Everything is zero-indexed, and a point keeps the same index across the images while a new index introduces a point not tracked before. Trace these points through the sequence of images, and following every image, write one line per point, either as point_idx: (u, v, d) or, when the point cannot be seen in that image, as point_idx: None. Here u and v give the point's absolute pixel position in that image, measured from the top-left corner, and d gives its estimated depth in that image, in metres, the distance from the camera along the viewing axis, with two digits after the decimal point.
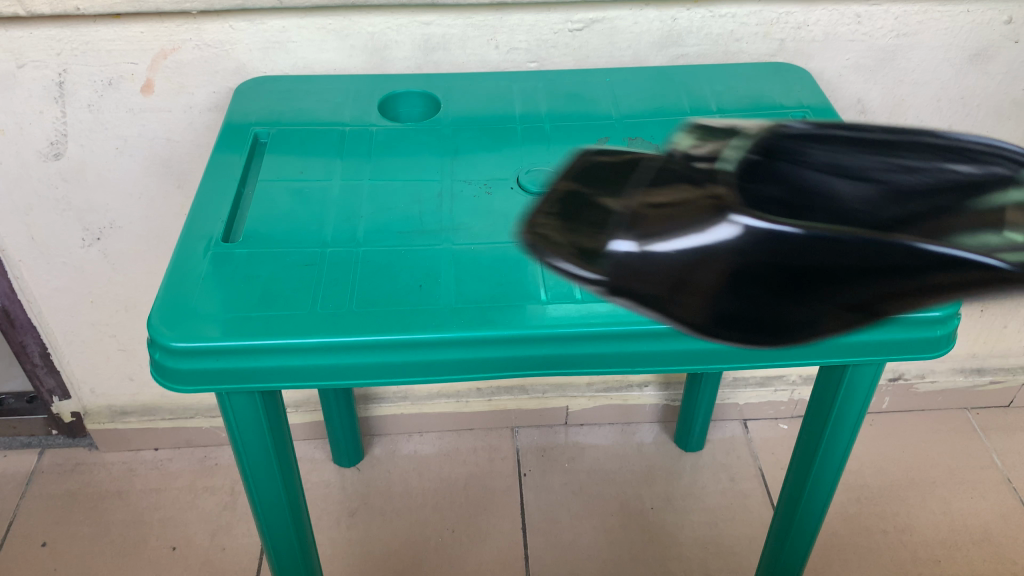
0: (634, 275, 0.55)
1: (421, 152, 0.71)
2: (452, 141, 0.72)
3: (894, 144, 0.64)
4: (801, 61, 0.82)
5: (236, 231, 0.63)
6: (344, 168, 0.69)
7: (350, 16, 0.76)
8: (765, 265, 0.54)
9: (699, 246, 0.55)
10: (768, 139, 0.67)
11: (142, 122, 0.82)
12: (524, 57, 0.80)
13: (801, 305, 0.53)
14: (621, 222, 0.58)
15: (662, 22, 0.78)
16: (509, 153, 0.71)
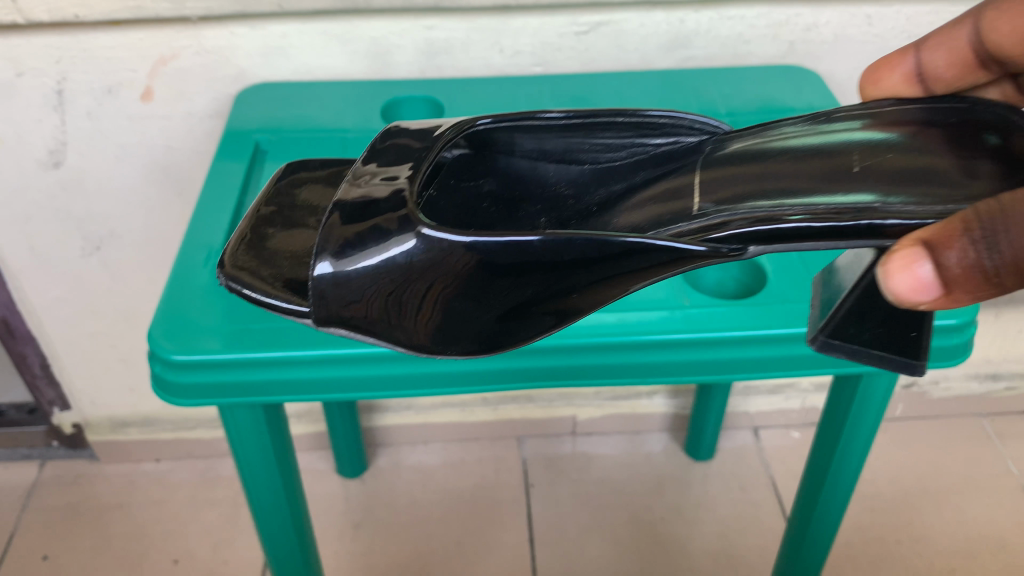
0: (341, 303, 0.45)
1: None
2: None
3: (587, 124, 0.57)
4: (811, 62, 0.80)
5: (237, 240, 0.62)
6: None
7: (351, 20, 0.74)
8: (435, 286, 0.45)
9: (376, 268, 0.45)
10: (391, 135, 0.54)
11: (141, 129, 0.81)
12: (530, 61, 0.79)
13: (528, 317, 0.46)
14: (336, 237, 0.45)
15: (670, 25, 0.76)
16: None
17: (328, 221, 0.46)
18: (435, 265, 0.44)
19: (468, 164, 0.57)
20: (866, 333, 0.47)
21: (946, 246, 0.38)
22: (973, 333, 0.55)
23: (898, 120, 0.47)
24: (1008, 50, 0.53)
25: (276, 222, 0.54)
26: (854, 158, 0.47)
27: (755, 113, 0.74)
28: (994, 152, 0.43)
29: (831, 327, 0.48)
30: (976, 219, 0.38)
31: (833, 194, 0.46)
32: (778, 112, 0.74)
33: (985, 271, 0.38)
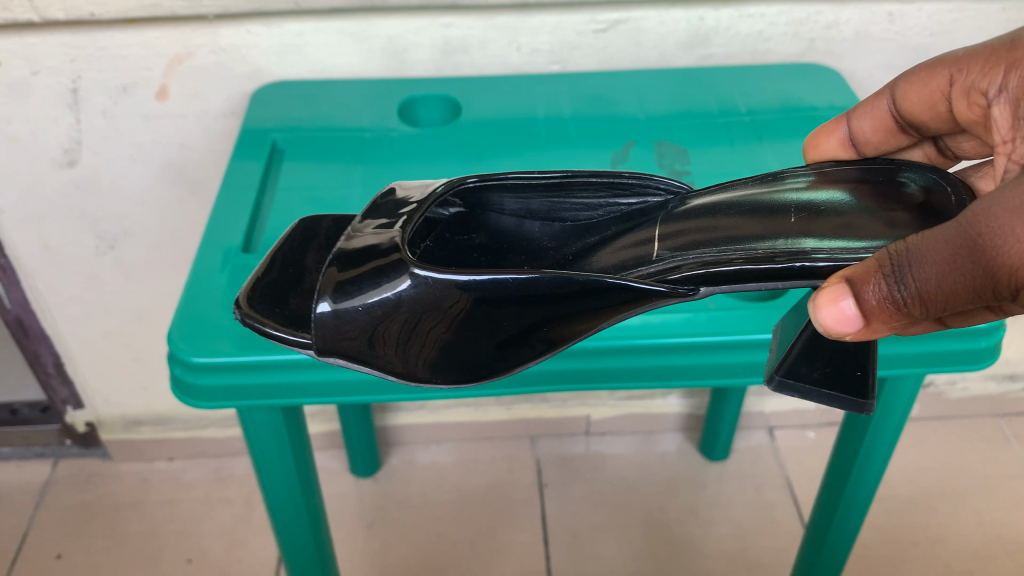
0: (340, 335, 0.46)
1: (442, 158, 0.69)
2: (473, 144, 0.70)
3: (563, 184, 0.57)
4: (831, 60, 0.79)
5: (254, 241, 0.61)
6: (365, 173, 0.67)
7: (368, 18, 0.73)
8: (429, 323, 0.47)
9: (372, 307, 0.46)
10: (384, 199, 0.54)
11: (156, 128, 0.80)
12: (547, 59, 0.78)
13: (513, 349, 0.48)
14: (333, 282, 0.47)
15: (689, 23, 0.75)
16: (532, 157, 0.69)
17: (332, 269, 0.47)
18: (432, 303, 0.46)
19: (454, 224, 0.58)
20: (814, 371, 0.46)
21: (864, 285, 0.40)
22: (1001, 337, 0.54)
23: (830, 176, 0.51)
24: (922, 119, 0.54)
25: (275, 264, 0.53)
26: (791, 214, 0.51)
27: (774, 113, 0.73)
28: (918, 204, 0.47)
29: (783, 367, 0.46)
30: (887, 258, 0.40)
31: (774, 243, 0.49)
32: (797, 111, 0.73)
33: (897, 304, 0.40)
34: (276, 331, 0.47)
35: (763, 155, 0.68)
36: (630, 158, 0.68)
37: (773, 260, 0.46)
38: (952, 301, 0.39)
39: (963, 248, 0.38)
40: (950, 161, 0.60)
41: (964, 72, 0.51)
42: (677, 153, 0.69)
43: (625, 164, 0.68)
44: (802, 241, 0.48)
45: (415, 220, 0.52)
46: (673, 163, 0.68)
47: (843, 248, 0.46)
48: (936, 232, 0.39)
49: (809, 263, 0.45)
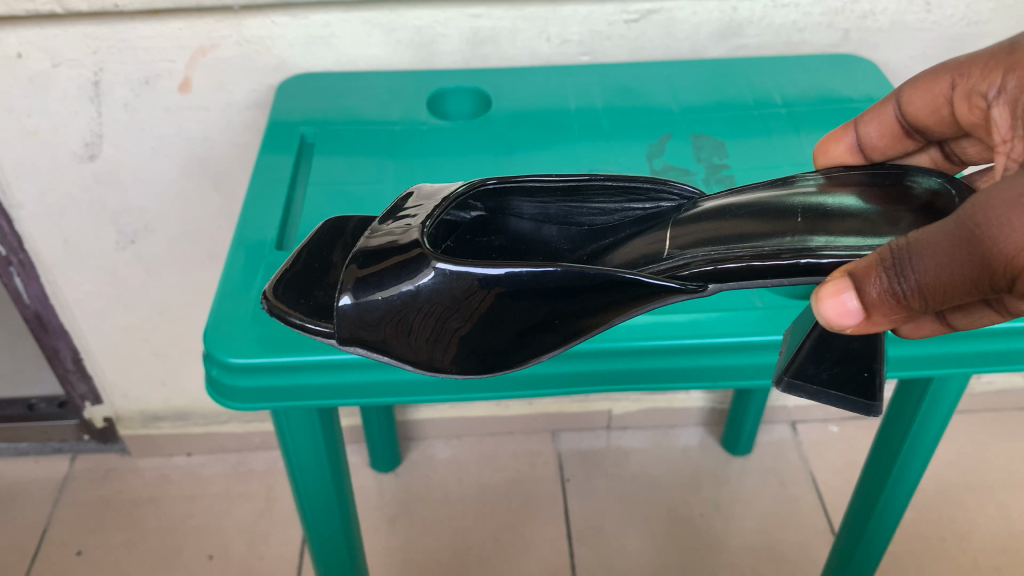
0: (360, 326, 0.46)
1: (473, 151, 0.68)
2: (505, 138, 0.70)
3: (580, 188, 0.55)
4: (865, 51, 0.78)
5: (286, 236, 0.60)
6: (397, 168, 0.66)
7: (395, 8, 0.72)
8: (449, 318, 0.46)
9: (394, 302, 0.46)
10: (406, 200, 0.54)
11: (178, 121, 0.79)
12: (577, 50, 0.77)
13: (530, 340, 0.47)
14: (353, 278, 0.47)
15: (722, 12, 0.74)
16: (564, 150, 0.68)
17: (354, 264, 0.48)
18: (450, 295, 0.46)
19: (473, 227, 0.56)
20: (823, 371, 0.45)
21: (866, 280, 0.39)
22: None
23: (837, 179, 0.49)
24: (926, 123, 0.53)
25: (300, 258, 0.53)
26: (798, 215, 0.48)
27: (811, 105, 0.72)
28: (922, 205, 0.45)
29: (793, 367, 0.45)
30: (888, 252, 0.39)
31: (778, 241, 0.47)
32: (835, 103, 0.72)
33: (898, 298, 0.39)
34: (300, 321, 0.48)
35: (802, 149, 0.67)
36: (666, 151, 0.67)
37: (777, 256, 0.44)
38: (954, 292, 0.39)
39: (963, 239, 0.37)
40: (955, 167, 0.57)
41: (965, 76, 0.49)
42: (714, 146, 0.68)
43: (661, 157, 0.66)
44: (813, 242, 0.45)
45: (432, 218, 0.51)
46: (710, 156, 0.66)
47: (850, 247, 0.44)
48: (935, 226, 0.38)
49: (814, 260, 0.44)
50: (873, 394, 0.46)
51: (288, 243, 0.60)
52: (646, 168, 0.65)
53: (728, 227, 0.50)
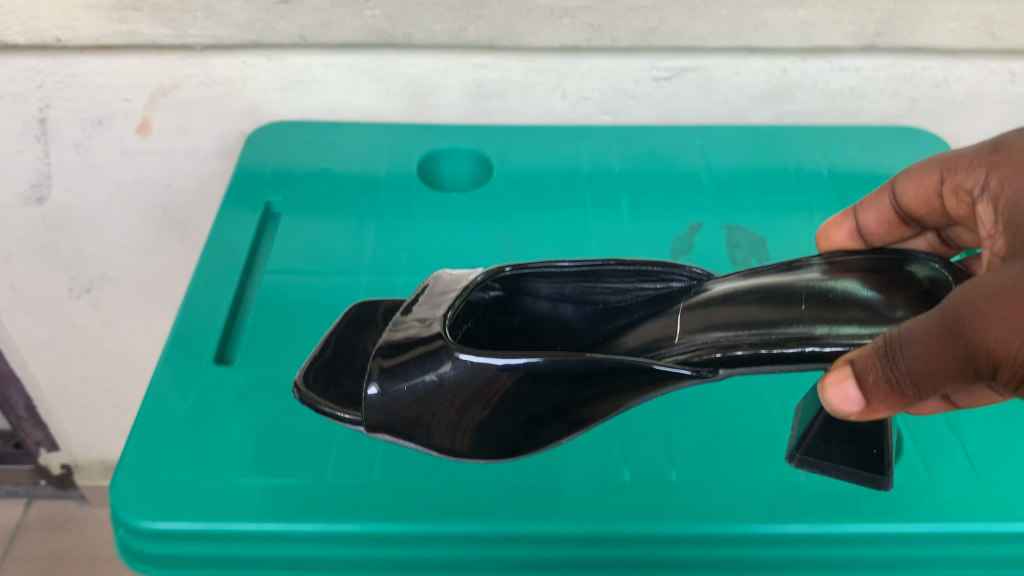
0: (387, 412, 0.38)
1: (465, 217, 0.59)
2: (500, 199, 0.60)
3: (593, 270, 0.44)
4: (934, 122, 0.67)
5: (231, 348, 0.50)
6: (376, 227, 0.58)
7: (387, 53, 0.61)
8: (467, 405, 0.37)
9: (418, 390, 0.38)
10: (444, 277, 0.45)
11: (137, 165, 0.69)
12: (597, 109, 0.66)
13: (538, 429, 0.38)
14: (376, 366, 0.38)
15: (769, 74, 0.63)
16: (568, 212, 0.59)
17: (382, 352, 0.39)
18: (466, 384, 0.37)
19: (491, 309, 0.45)
20: (836, 444, 0.39)
21: (859, 368, 0.31)
22: None
23: (839, 264, 0.37)
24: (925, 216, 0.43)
25: (328, 343, 0.45)
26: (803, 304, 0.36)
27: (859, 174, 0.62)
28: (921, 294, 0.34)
29: (806, 441, 0.39)
30: (881, 337, 0.31)
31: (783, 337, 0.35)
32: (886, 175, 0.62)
33: (894, 389, 0.30)
34: (330, 411, 0.40)
35: None
36: (696, 247, 0.56)
37: (779, 343, 0.34)
38: (954, 384, 0.30)
39: (957, 322, 0.29)
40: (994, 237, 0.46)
41: (951, 171, 0.39)
42: (753, 243, 0.56)
43: (688, 255, 0.55)
44: (814, 330, 0.35)
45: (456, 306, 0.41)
46: (747, 257, 0.55)
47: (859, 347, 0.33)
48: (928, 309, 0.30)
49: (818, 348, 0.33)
50: (882, 467, 0.39)
51: (231, 358, 0.50)
52: None
53: (719, 310, 0.39)
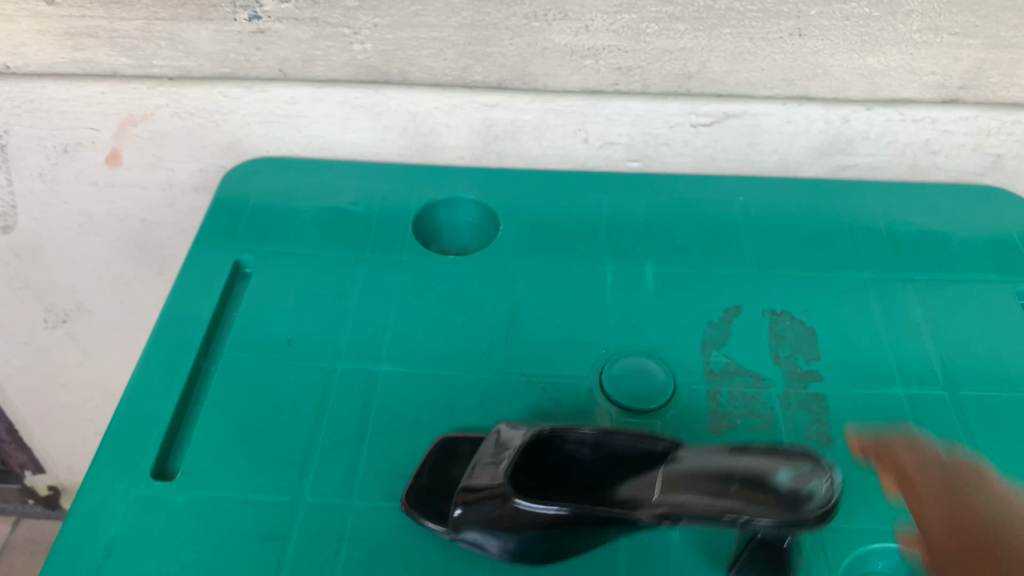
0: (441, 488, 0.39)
1: (466, 279, 0.51)
2: (505, 260, 0.53)
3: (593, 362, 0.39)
4: (1020, 181, 0.57)
5: (176, 455, 0.43)
6: (365, 281, 0.51)
7: (383, 89, 0.53)
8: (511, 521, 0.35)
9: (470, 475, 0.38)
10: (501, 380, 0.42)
11: (107, 198, 0.61)
12: (623, 155, 0.57)
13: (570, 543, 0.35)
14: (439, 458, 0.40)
15: (828, 124, 0.53)
16: (585, 276, 0.52)
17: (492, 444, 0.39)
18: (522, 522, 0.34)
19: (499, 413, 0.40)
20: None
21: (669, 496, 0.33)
22: None
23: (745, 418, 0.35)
24: None
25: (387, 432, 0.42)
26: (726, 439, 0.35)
27: (923, 239, 0.54)
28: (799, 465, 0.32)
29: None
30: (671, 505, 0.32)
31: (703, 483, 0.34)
32: (952, 245, 0.54)
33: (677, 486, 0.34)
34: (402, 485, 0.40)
35: (927, 357, 0.47)
36: (733, 337, 0.48)
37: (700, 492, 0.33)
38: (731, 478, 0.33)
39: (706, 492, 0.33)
40: None
41: None
42: (801, 336, 0.48)
43: (723, 348, 0.47)
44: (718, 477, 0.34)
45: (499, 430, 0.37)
46: (793, 353, 0.47)
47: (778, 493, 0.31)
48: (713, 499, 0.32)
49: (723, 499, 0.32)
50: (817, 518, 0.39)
51: (174, 470, 0.42)
52: (702, 371, 0.46)
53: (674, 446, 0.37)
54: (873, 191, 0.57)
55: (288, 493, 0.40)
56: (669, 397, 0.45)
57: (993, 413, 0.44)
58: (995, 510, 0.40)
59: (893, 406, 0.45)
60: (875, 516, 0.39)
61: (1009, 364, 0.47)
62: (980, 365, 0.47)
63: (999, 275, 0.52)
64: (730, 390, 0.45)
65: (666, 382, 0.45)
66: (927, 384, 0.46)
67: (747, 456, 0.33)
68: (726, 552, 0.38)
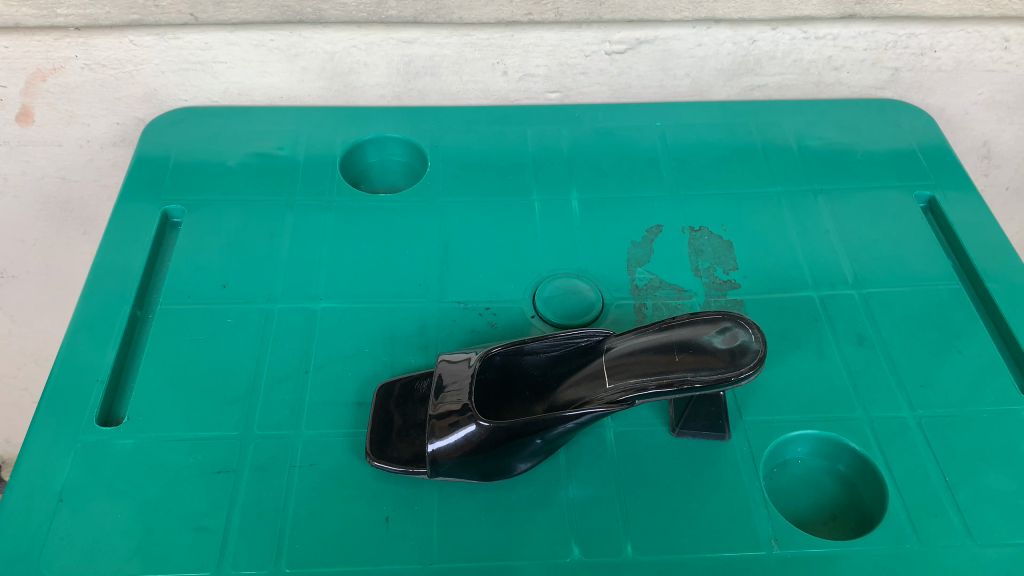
0: (391, 414, 0.41)
1: (397, 215, 0.52)
2: (434, 194, 0.54)
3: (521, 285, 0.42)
4: (917, 93, 0.60)
5: (119, 403, 0.43)
6: (297, 223, 0.52)
7: (298, 30, 0.52)
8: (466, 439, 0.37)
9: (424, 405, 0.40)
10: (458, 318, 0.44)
11: (22, 158, 0.60)
12: (543, 87, 0.59)
13: (515, 453, 0.38)
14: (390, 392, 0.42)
15: (736, 45, 0.55)
16: (512, 206, 0.53)
17: (448, 368, 0.40)
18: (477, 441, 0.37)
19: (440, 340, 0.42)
20: (700, 410, 0.41)
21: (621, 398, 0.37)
22: None
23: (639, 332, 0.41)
24: None
25: (337, 361, 0.44)
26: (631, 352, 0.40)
27: (829, 152, 0.57)
28: (705, 345, 0.38)
29: (685, 413, 0.41)
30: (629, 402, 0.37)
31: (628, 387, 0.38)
32: (855, 156, 0.57)
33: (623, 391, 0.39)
34: (357, 406, 0.42)
35: (836, 261, 0.50)
36: (656, 255, 0.50)
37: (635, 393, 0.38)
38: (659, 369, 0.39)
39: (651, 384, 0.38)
40: None
41: None
42: (719, 249, 0.51)
43: (646, 266, 0.50)
44: (638, 382, 0.39)
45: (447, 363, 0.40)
46: (713, 266, 0.50)
47: (699, 376, 0.37)
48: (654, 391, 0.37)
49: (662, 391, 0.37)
50: (731, 429, 0.41)
51: (119, 417, 0.43)
52: (628, 287, 0.48)
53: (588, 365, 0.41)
54: (782, 109, 0.60)
55: (236, 429, 0.41)
56: (598, 313, 0.47)
57: (897, 308, 0.48)
58: (900, 394, 0.43)
59: (807, 308, 0.47)
60: (792, 406, 0.43)
61: (911, 263, 0.50)
62: (883, 265, 0.50)
63: (899, 182, 0.55)
64: (655, 303, 0.48)
65: (595, 300, 0.48)
66: (838, 286, 0.49)
67: (676, 331, 0.39)
68: (657, 451, 0.41)
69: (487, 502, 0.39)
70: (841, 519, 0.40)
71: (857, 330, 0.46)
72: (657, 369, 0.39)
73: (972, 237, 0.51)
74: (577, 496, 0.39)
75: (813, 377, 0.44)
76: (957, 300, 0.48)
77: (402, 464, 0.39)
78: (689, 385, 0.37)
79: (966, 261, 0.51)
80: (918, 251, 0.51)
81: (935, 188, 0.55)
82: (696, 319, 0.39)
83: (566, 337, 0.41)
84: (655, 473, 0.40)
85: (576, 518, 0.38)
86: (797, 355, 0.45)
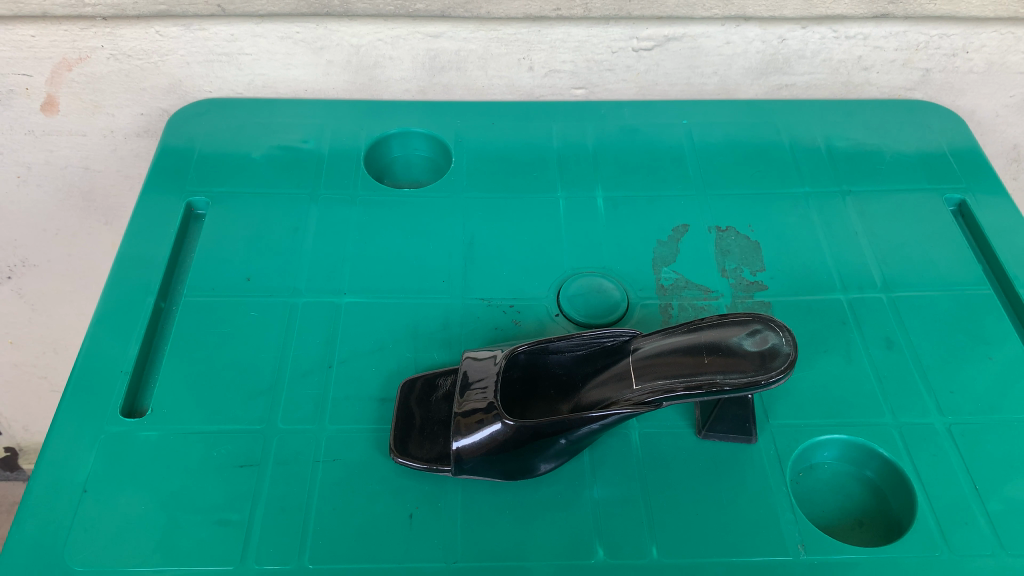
0: (413, 411, 0.41)
1: (421, 210, 0.52)
2: (458, 191, 0.54)
3: None
4: (948, 94, 0.59)
5: (143, 394, 0.44)
6: (322, 216, 0.52)
7: (324, 22, 0.52)
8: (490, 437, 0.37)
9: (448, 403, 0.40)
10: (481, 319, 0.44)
11: (46, 147, 0.60)
12: (569, 82, 0.58)
13: (539, 453, 0.38)
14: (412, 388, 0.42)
15: (765, 43, 0.54)
16: (537, 203, 0.53)
17: (474, 365, 0.40)
18: (502, 441, 0.37)
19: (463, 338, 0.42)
20: (728, 413, 0.40)
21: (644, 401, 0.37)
22: None
23: (669, 335, 0.40)
24: None
25: (360, 357, 0.44)
26: (661, 355, 0.40)
27: (857, 153, 0.57)
28: (735, 349, 0.37)
29: (712, 415, 0.40)
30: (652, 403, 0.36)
31: (656, 390, 0.38)
32: (884, 158, 0.56)
33: (648, 393, 0.38)
34: (381, 402, 0.42)
35: (864, 263, 0.50)
36: (681, 255, 0.50)
37: (660, 395, 0.37)
38: (686, 373, 0.38)
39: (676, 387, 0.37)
40: None
41: None
42: (746, 250, 0.50)
43: (672, 265, 0.49)
44: (667, 385, 0.38)
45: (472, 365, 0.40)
46: (739, 266, 0.49)
47: (727, 379, 0.36)
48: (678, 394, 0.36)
49: (686, 395, 0.36)
50: (758, 433, 0.41)
51: (142, 409, 0.43)
52: (652, 285, 0.48)
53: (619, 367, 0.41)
54: (810, 109, 0.59)
55: (260, 422, 0.41)
56: (623, 313, 0.46)
57: (925, 311, 0.47)
58: (929, 399, 0.43)
59: (835, 310, 0.47)
60: (818, 410, 0.42)
61: (941, 267, 0.50)
62: (913, 269, 0.49)
63: (930, 185, 0.55)
64: (681, 304, 0.47)
65: (621, 299, 0.47)
66: (866, 289, 0.48)
67: (705, 332, 0.39)
68: (683, 452, 0.40)
69: (511, 500, 0.39)
70: (867, 525, 0.40)
71: (886, 334, 0.46)
72: (685, 370, 0.38)
73: (1002, 241, 0.51)
74: (602, 496, 0.39)
75: (841, 381, 0.43)
76: (989, 305, 0.47)
77: (426, 461, 0.39)
78: (718, 386, 0.36)
79: (997, 265, 0.50)
80: (948, 255, 0.50)
81: (965, 192, 0.54)
82: (725, 321, 0.39)
83: (592, 336, 0.41)
84: (681, 474, 0.40)
85: (600, 519, 0.38)
86: (825, 357, 0.44)
